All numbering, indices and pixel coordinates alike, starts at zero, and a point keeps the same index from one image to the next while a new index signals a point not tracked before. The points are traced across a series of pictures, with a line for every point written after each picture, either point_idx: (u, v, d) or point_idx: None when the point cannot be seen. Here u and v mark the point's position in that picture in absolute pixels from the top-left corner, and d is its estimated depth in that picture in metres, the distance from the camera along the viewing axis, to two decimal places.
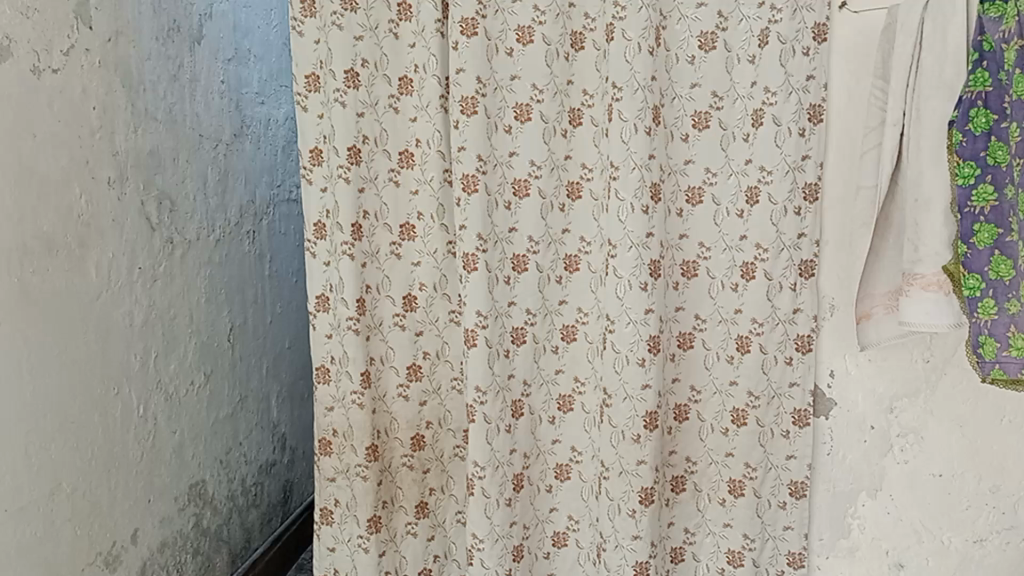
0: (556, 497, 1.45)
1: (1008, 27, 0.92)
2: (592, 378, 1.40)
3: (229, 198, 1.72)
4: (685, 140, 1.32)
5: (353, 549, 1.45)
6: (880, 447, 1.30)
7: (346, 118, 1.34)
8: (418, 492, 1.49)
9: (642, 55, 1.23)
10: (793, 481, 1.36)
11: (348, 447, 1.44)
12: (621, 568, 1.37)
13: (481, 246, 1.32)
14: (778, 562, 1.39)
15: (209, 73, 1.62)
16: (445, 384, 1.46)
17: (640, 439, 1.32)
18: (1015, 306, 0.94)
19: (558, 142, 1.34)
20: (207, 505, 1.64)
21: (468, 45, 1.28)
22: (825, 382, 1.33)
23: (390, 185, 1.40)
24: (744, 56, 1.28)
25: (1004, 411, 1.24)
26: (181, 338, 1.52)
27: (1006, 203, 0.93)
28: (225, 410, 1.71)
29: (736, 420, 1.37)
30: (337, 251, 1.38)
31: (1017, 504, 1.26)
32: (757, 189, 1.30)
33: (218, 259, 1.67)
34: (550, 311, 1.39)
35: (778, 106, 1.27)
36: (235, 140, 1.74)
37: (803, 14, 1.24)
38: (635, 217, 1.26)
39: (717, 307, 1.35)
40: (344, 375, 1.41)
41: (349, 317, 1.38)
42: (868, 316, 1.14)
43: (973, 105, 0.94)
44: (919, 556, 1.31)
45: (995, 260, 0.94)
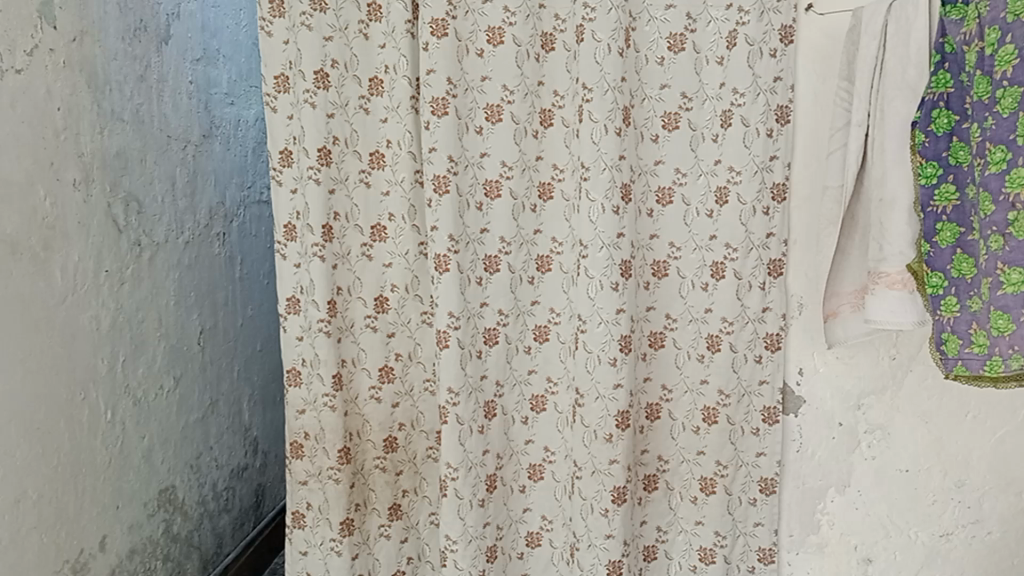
0: (530, 497, 1.46)
1: (968, 29, 0.93)
2: (564, 378, 1.41)
3: (198, 200, 1.70)
4: (655, 140, 1.32)
5: (325, 553, 1.44)
6: (848, 444, 1.32)
7: (317, 119, 1.33)
8: (391, 494, 1.49)
9: (612, 57, 1.24)
10: (763, 478, 1.38)
11: (320, 450, 1.43)
12: (594, 567, 1.37)
13: (453, 246, 1.32)
14: (749, 559, 1.41)
15: (177, 74, 1.60)
16: (417, 385, 1.47)
17: (612, 439, 1.33)
18: (975, 303, 0.95)
19: (529, 143, 1.34)
20: (177, 511, 1.62)
21: (438, 46, 1.27)
22: (793, 380, 1.35)
23: (361, 186, 1.39)
24: (712, 57, 1.29)
25: (968, 407, 1.26)
26: (150, 341, 1.50)
27: (968, 202, 0.95)
28: (195, 414, 1.69)
29: (707, 419, 1.38)
30: (308, 253, 1.36)
31: (982, 499, 1.28)
32: (726, 189, 1.31)
33: (187, 262, 1.65)
34: (522, 311, 1.40)
35: (746, 107, 1.29)
36: (204, 141, 1.73)
37: (769, 16, 1.26)
38: (606, 217, 1.27)
39: (688, 307, 1.36)
40: (315, 377, 1.40)
41: (320, 320, 1.37)
42: (835, 315, 1.17)
43: (936, 106, 0.96)
44: (887, 551, 1.34)
45: (957, 258, 0.96)
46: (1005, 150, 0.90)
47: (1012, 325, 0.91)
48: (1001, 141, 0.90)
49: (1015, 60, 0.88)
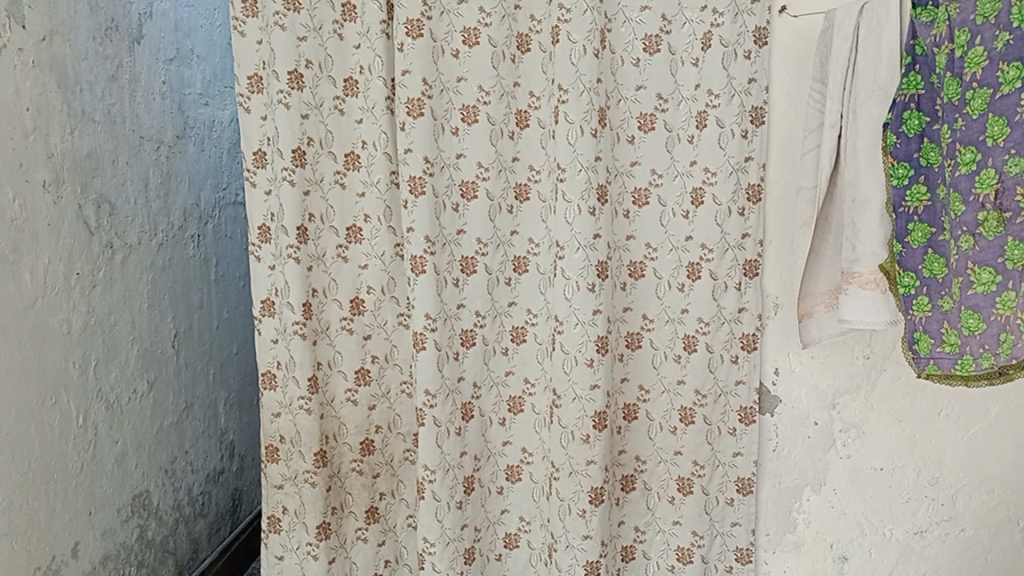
0: (507, 499, 1.45)
1: (938, 31, 0.93)
2: (542, 379, 1.41)
3: (172, 201, 1.68)
4: (630, 142, 1.32)
5: (302, 557, 1.43)
6: (823, 443, 1.33)
7: (291, 120, 1.32)
8: (368, 497, 1.48)
9: (588, 58, 1.24)
10: (740, 478, 1.38)
11: (295, 454, 1.42)
12: (572, 568, 1.37)
13: (429, 248, 1.31)
14: (726, 559, 1.41)
15: (149, 74, 1.58)
16: (394, 388, 1.47)
17: (589, 440, 1.33)
18: (947, 303, 0.95)
19: (505, 144, 1.34)
20: (152, 516, 1.60)
21: (413, 46, 1.27)
22: (769, 380, 1.36)
23: (336, 187, 1.39)
24: (688, 59, 1.29)
25: (941, 405, 1.27)
26: (123, 345, 1.48)
27: (939, 203, 0.95)
28: (170, 418, 1.67)
29: (684, 419, 1.39)
30: (283, 254, 1.35)
31: (955, 496, 1.29)
32: (701, 190, 1.32)
33: (161, 264, 1.63)
34: (500, 312, 1.39)
35: (721, 108, 1.29)
36: (177, 142, 1.71)
37: (744, 17, 1.26)
38: (582, 218, 1.27)
39: (664, 307, 1.37)
40: (290, 380, 1.39)
41: (295, 321, 1.36)
42: (809, 315, 1.17)
43: (907, 108, 0.96)
44: (862, 548, 1.35)
45: (929, 258, 0.97)
46: (975, 151, 0.90)
47: (982, 324, 0.92)
48: (971, 142, 0.90)
49: (984, 61, 0.88)
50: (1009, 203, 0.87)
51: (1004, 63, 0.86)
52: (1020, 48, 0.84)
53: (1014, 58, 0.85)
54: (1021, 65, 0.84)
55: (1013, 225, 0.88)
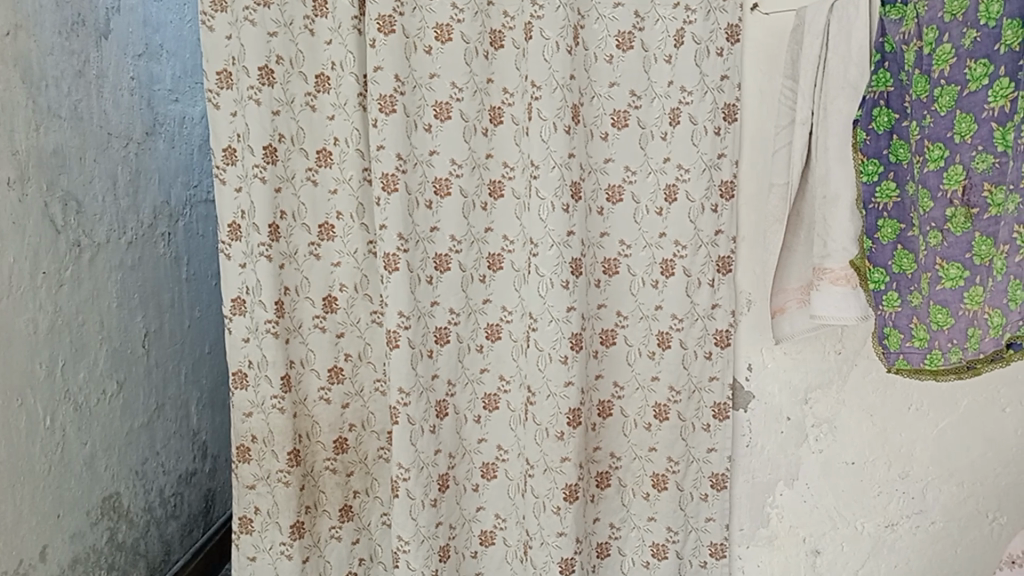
0: (482, 496, 1.45)
1: (907, 28, 0.93)
2: (517, 376, 1.40)
3: (141, 199, 1.65)
4: (604, 138, 1.32)
5: (275, 557, 1.41)
6: (796, 438, 1.35)
7: (262, 117, 1.30)
8: (342, 496, 1.47)
9: (561, 54, 1.23)
10: (714, 474, 1.39)
11: (268, 453, 1.40)
12: (547, 566, 1.38)
13: (402, 246, 1.30)
14: (701, 554, 1.43)
15: (117, 69, 1.56)
16: (368, 385, 1.46)
17: (563, 436, 1.33)
18: (916, 298, 0.96)
19: (478, 141, 1.33)
20: (122, 518, 1.58)
21: (385, 43, 1.26)
22: (743, 375, 1.36)
23: (308, 184, 1.37)
24: (661, 55, 1.29)
25: (911, 399, 1.28)
26: (91, 345, 1.46)
27: (907, 199, 0.96)
28: (140, 419, 1.65)
29: (659, 416, 1.39)
30: (254, 253, 1.33)
31: (925, 489, 1.31)
32: (675, 187, 1.32)
33: (130, 262, 1.61)
34: (474, 310, 1.39)
35: (693, 105, 1.29)
36: (147, 139, 1.68)
37: (716, 15, 1.26)
38: (556, 216, 1.27)
39: (638, 304, 1.37)
40: (262, 379, 1.37)
41: (267, 320, 1.35)
42: (782, 311, 1.18)
43: (876, 105, 0.97)
44: (834, 542, 1.36)
45: (898, 253, 0.98)
46: (943, 148, 0.90)
47: (951, 319, 0.93)
48: (939, 139, 0.91)
49: (952, 58, 0.88)
50: (976, 199, 0.89)
51: (972, 60, 0.86)
52: (987, 45, 0.85)
53: (981, 55, 0.85)
54: (988, 62, 0.85)
55: (980, 221, 0.89)
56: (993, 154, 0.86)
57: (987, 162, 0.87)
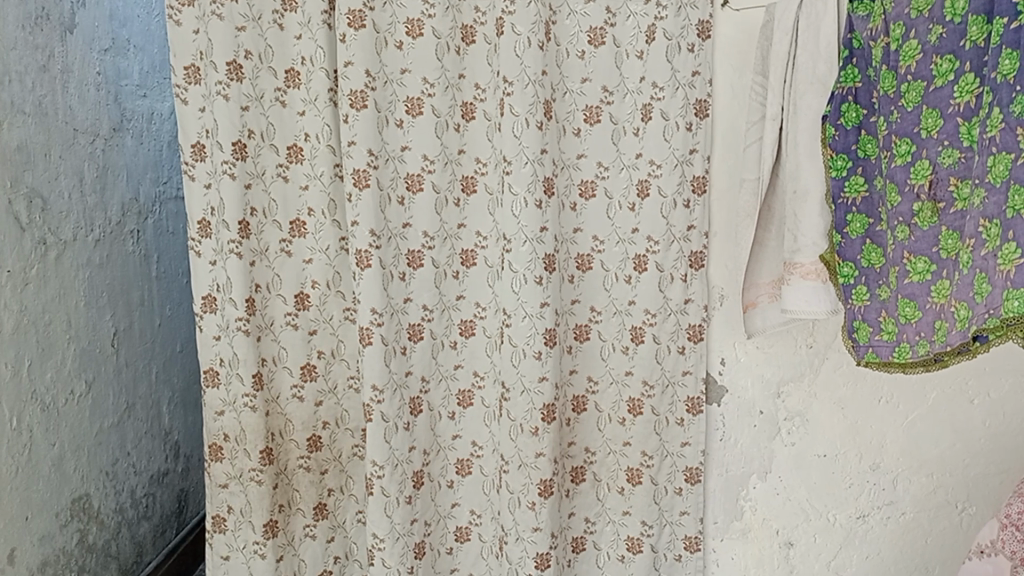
0: (458, 492, 1.45)
1: (874, 24, 0.94)
2: (491, 372, 1.40)
3: (108, 196, 1.63)
4: (577, 134, 1.32)
5: (248, 556, 1.40)
6: (768, 431, 1.36)
7: (230, 112, 1.28)
8: (316, 493, 1.47)
9: (532, 50, 1.22)
10: (688, 468, 1.40)
11: (240, 452, 1.39)
12: (522, 561, 1.38)
13: (374, 242, 1.29)
14: (675, 547, 1.44)
15: (83, 65, 1.53)
16: (341, 383, 1.45)
17: (538, 432, 1.33)
18: (884, 292, 0.98)
19: (451, 137, 1.33)
20: (92, 520, 1.56)
21: (356, 37, 1.24)
22: (716, 370, 1.38)
23: (278, 181, 1.36)
24: (633, 51, 1.29)
25: (881, 392, 1.30)
26: (59, 344, 1.43)
27: (876, 194, 0.98)
28: (110, 419, 1.63)
29: (633, 410, 1.40)
30: (224, 250, 1.31)
31: (895, 481, 1.32)
32: (647, 182, 1.32)
33: (98, 261, 1.58)
34: (447, 306, 1.38)
35: (665, 101, 1.29)
36: (114, 135, 1.65)
37: (687, 10, 1.26)
38: (529, 211, 1.26)
39: (612, 299, 1.37)
40: (233, 378, 1.36)
41: (238, 318, 1.33)
42: (754, 305, 1.19)
43: (845, 101, 0.97)
44: (807, 534, 1.38)
45: (867, 248, 0.99)
46: (910, 143, 0.91)
47: (918, 313, 0.94)
48: (906, 134, 0.92)
49: (917, 54, 0.89)
50: (942, 193, 0.89)
51: (937, 56, 0.87)
52: (952, 41, 0.86)
53: (947, 51, 0.86)
54: (953, 58, 0.86)
55: (946, 215, 0.90)
56: (958, 148, 0.87)
57: (952, 156, 0.88)
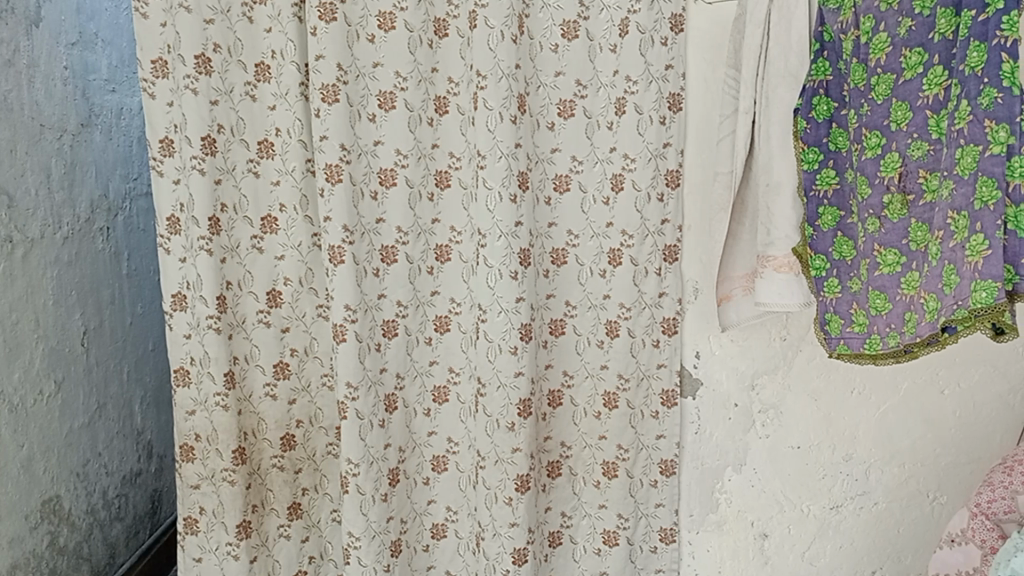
0: (434, 489, 1.44)
1: (844, 18, 0.94)
2: (466, 368, 1.40)
3: (77, 193, 1.60)
4: (551, 128, 1.32)
5: (221, 558, 1.39)
6: (743, 424, 1.36)
7: (199, 106, 1.26)
8: (290, 493, 1.45)
9: (506, 43, 1.21)
10: (663, 460, 1.40)
11: (212, 452, 1.38)
12: (499, 556, 1.38)
13: (348, 238, 1.28)
14: (651, 539, 1.44)
15: (49, 59, 1.50)
16: (315, 381, 1.44)
17: (514, 427, 1.32)
18: (856, 284, 0.99)
19: (424, 131, 1.32)
20: (63, 522, 1.53)
21: (327, 31, 1.23)
22: (690, 363, 1.37)
23: (249, 176, 1.34)
24: (606, 45, 1.29)
25: (854, 384, 1.32)
26: (27, 344, 1.41)
27: (847, 186, 0.98)
28: (81, 419, 1.60)
29: (608, 404, 1.40)
30: (194, 246, 1.29)
31: (868, 471, 1.36)
32: (621, 176, 1.32)
33: (67, 258, 1.55)
34: (422, 302, 1.37)
35: (639, 95, 1.29)
36: (82, 130, 1.62)
37: (660, 4, 1.26)
38: (504, 206, 1.26)
39: (587, 294, 1.37)
40: (205, 376, 1.34)
41: (209, 316, 1.31)
42: (728, 298, 1.19)
43: (816, 93, 0.97)
44: (781, 525, 1.40)
45: (838, 241, 1.00)
46: (880, 135, 0.92)
47: (889, 304, 0.95)
48: (876, 127, 0.93)
49: (887, 47, 0.90)
50: (912, 185, 0.90)
51: (907, 49, 0.88)
52: (921, 34, 0.86)
53: (916, 44, 0.87)
54: (922, 51, 0.87)
55: (916, 207, 0.91)
56: (927, 141, 0.88)
57: (922, 149, 0.88)
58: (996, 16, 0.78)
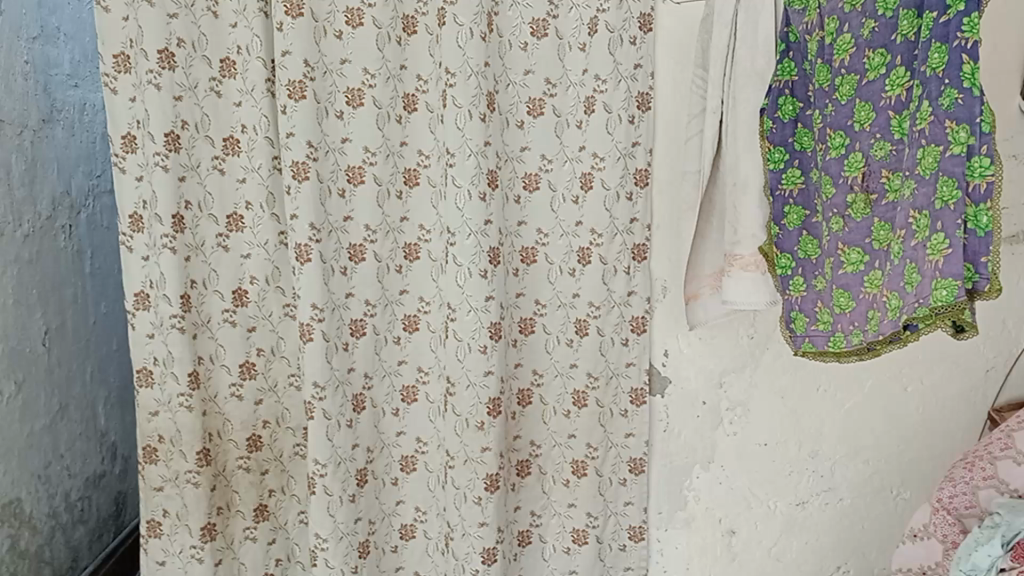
0: (402, 490, 1.44)
1: (809, 19, 0.95)
2: (435, 367, 1.39)
3: (38, 190, 1.57)
4: (520, 127, 1.31)
5: (185, 561, 1.37)
6: (711, 422, 1.38)
7: (163, 102, 1.24)
8: (256, 495, 1.44)
9: (475, 41, 1.20)
10: (632, 459, 1.41)
11: (176, 453, 1.36)
12: (469, 556, 1.37)
13: (314, 236, 1.27)
14: (620, 537, 1.45)
15: (9, 53, 1.47)
16: (281, 381, 1.42)
17: (484, 426, 1.32)
18: (820, 283, 1.00)
19: (392, 128, 1.30)
20: (25, 525, 1.51)
21: (293, 26, 1.21)
22: (659, 361, 1.38)
23: (214, 173, 1.32)
24: (575, 44, 1.28)
25: (819, 381, 1.35)
26: None
27: (812, 186, 0.99)
28: (42, 420, 1.57)
29: (577, 403, 1.40)
30: (157, 245, 1.28)
31: (833, 468, 1.39)
32: (590, 175, 1.32)
33: (27, 257, 1.52)
34: (390, 301, 1.36)
35: (608, 94, 1.29)
36: (44, 126, 1.59)
37: (629, 4, 1.26)
38: (472, 204, 1.25)
39: (556, 293, 1.36)
40: (169, 377, 1.32)
41: (173, 315, 1.30)
42: (696, 297, 1.20)
43: (782, 94, 0.99)
44: (749, 522, 1.42)
45: (803, 239, 1.01)
46: (844, 135, 0.93)
47: (852, 302, 0.96)
48: (840, 127, 0.94)
49: (851, 48, 0.91)
50: (875, 185, 0.91)
51: (870, 50, 0.89)
52: (884, 35, 0.87)
53: (879, 45, 0.88)
54: (885, 52, 0.87)
55: (878, 207, 0.92)
56: (890, 141, 0.89)
57: (884, 149, 0.89)
58: (957, 17, 0.78)
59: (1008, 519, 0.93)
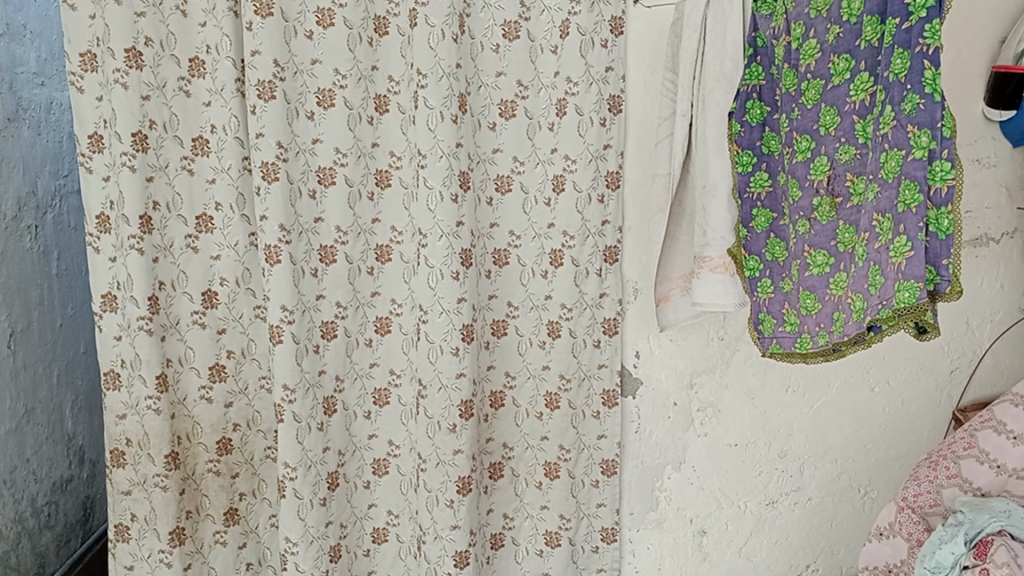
0: (374, 493, 1.43)
1: (776, 23, 0.95)
2: (408, 369, 1.38)
3: (3, 190, 1.54)
4: (492, 128, 1.31)
5: (153, 565, 1.36)
6: (683, 423, 1.39)
7: (130, 101, 1.23)
8: (227, 498, 1.43)
9: (446, 42, 1.20)
10: (604, 460, 1.41)
11: (144, 457, 1.34)
12: (440, 560, 1.37)
13: (284, 237, 1.26)
14: (593, 539, 1.45)
15: None
16: (252, 383, 1.41)
17: (456, 428, 1.32)
18: (787, 284, 1.01)
19: (363, 129, 1.30)
20: None
21: (263, 26, 1.20)
22: (630, 362, 1.39)
23: (183, 174, 1.31)
24: (547, 46, 1.29)
25: (789, 381, 1.37)
26: None
27: (778, 189, 0.99)
28: (7, 424, 1.55)
29: (550, 404, 1.39)
30: (124, 245, 1.26)
31: (802, 468, 1.41)
32: (562, 177, 1.32)
33: None
34: (362, 303, 1.36)
35: (579, 96, 1.30)
36: (9, 125, 1.57)
37: (600, 7, 1.27)
38: (444, 205, 1.25)
39: (528, 294, 1.36)
40: (136, 380, 1.31)
41: (140, 317, 1.28)
42: (666, 299, 1.20)
43: (749, 98, 0.96)
44: (719, 522, 1.43)
45: (771, 242, 1.00)
46: (810, 140, 0.95)
47: (818, 303, 0.99)
48: (806, 131, 0.95)
49: (817, 53, 0.93)
50: (840, 188, 0.94)
51: (835, 55, 0.92)
52: (848, 41, 0.90)
53: (843, 51, 0.91)
54: (850, 57, 0.90)
55: (844, 209, 0.95)
56: (854, 145, 0.92)
57: (849, 153, 0.93)
58: (919, 24, 0.82)
59: (970, 517, 0.95)
